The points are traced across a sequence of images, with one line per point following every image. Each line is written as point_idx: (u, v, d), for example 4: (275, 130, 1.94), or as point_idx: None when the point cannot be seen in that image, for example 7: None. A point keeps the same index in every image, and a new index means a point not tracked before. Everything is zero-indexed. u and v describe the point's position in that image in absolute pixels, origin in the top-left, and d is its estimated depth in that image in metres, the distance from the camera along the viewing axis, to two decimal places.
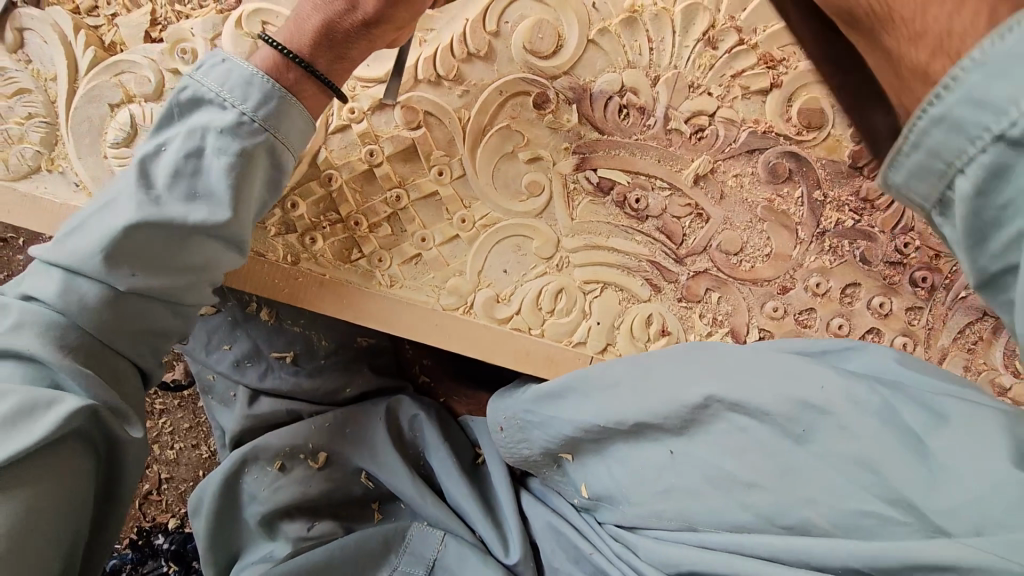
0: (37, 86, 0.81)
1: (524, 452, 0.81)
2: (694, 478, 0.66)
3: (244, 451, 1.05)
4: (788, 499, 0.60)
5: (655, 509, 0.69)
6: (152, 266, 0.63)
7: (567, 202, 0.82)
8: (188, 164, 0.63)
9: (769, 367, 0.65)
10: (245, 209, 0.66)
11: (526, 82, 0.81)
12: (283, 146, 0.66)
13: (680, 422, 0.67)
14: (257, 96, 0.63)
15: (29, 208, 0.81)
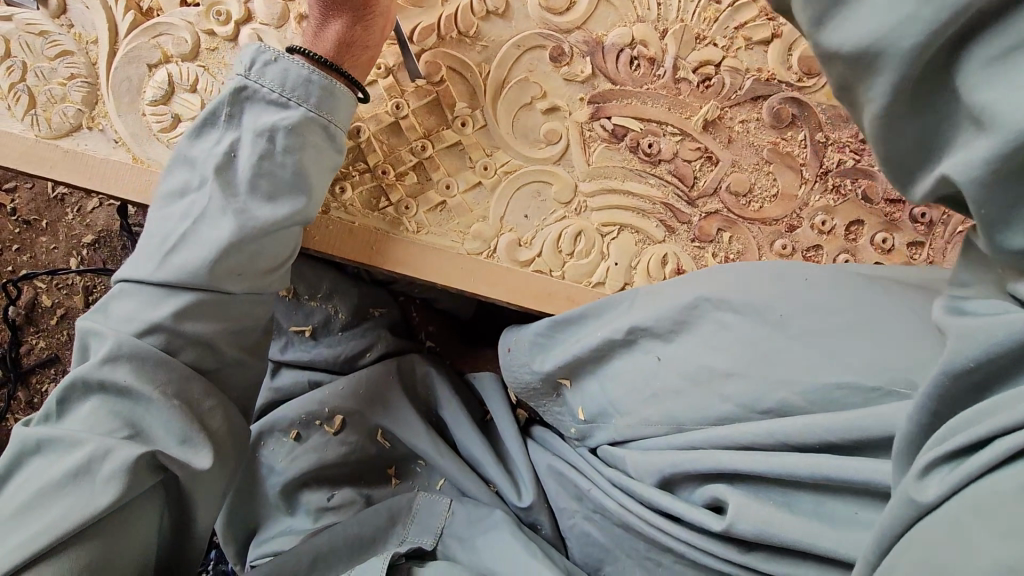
0: (78, 49, 0.85)
1: (524, 376, 0.85)
2: (676, 379, 0.71)
3: (259, 425, 1.07)
4: (766, 384, 0.65)
5: (644, 416, 0.74)
6: (249, 266, 0.68)
7: (584, 149, 0.87)
8: (265, 166, 0.68)
9: (758, 272, 0.72)
10: (318, 196, 0.73)
11: (542, 37, 0.86)
12: (340, 133, 0.74)
13: (670, 324, 0.73)
14: (317, 94, 0.71)
15: (71, 164, 0.85)
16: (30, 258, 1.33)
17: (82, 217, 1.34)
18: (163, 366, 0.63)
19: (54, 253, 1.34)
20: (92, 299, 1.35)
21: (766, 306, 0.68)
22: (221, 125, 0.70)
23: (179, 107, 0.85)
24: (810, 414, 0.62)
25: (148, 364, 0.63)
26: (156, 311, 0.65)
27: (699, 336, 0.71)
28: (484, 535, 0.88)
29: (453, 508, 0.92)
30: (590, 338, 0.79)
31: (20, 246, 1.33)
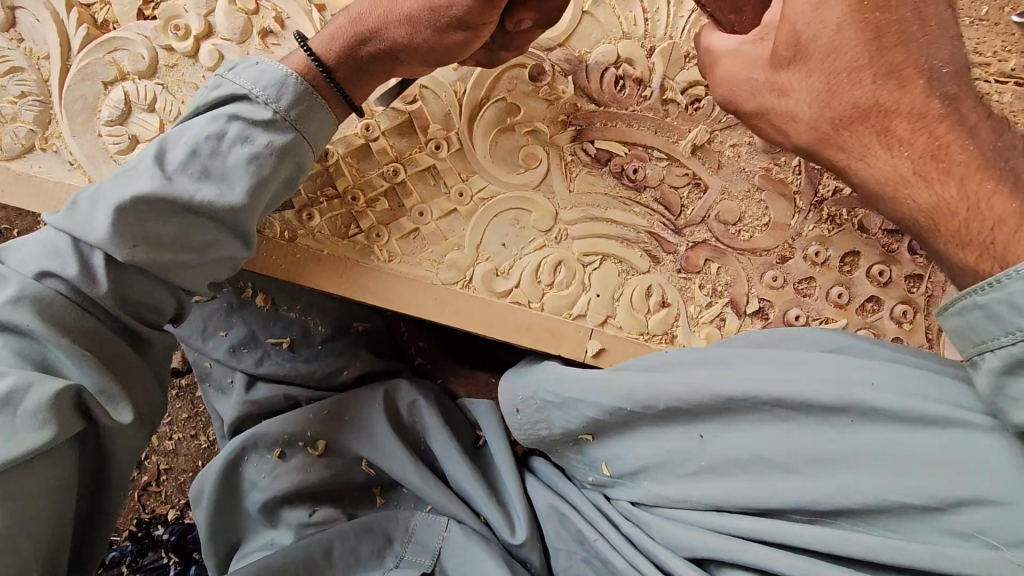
0: (29, 65, 0.80)
1: (541, 433, 0.82)
2: (724, 464, 0.68)
3: (243, 439, 1.02)
4: (830, 492, 0.63)
5: (677, 491, 0.71)
6: (155, 247, 0.62)
7: (565, 175, 0.82)
8: (208, 145, 0.65)
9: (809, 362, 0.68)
10: (256, 200, 0.66)
11: (521, 54, 0.80)
12: (304, 144, 0.69)
13: (712, 409, 0.68)
14: (291, 96, 0.67)
15: (24, 188, 0.80)
16: None
17: None
18: (77, 313, 0.61)
19: None
20: None
21: (837, 409, 0.64)
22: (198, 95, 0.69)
23: (137, 127, 0.80)
24: (862, 532, 0.62)
25: (64, 309, 0.60)
26: (59, 258, 0.61)
27: (743, 428, 0.68)
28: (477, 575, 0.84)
29: (448, 526, 0.92)
30: (614, 398, 0.73)
31: None
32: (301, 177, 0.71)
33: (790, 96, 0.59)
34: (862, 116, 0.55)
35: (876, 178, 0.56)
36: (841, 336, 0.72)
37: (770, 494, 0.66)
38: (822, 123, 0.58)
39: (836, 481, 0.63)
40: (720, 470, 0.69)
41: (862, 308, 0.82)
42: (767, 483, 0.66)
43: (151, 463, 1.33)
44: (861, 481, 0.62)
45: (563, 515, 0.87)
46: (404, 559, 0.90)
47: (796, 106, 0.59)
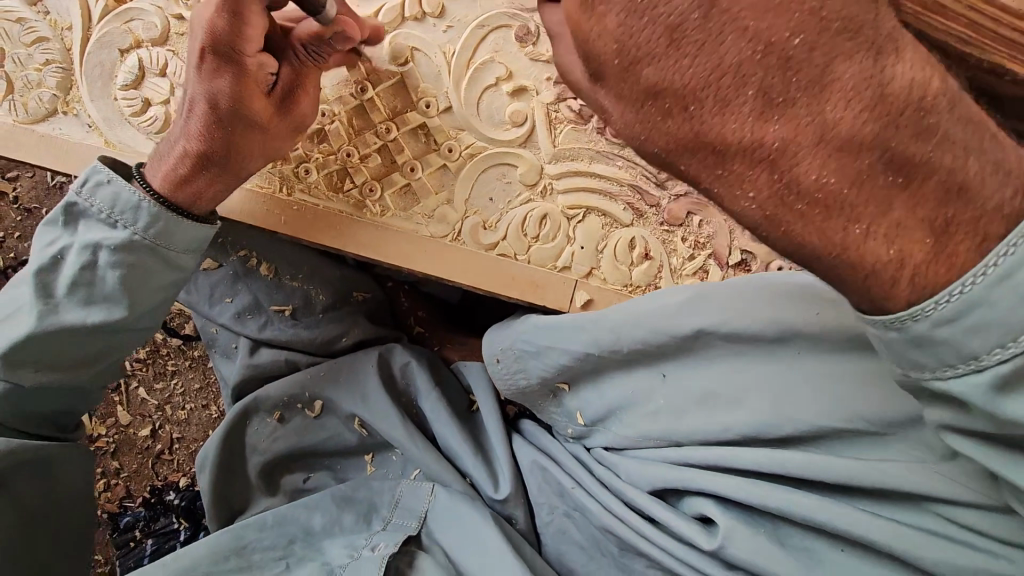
0: (54, 35, 0.87)
1: (519, 383, 0.81)
2: (683, 400, 0.70)
3: (245, 403, 1.08)
4: (775, 418, 0.64)
5: (644, 431, 0.72)
6: (57, 361, 0.73)
7: (550, 130, 0.85)
8: (84, 275, 0.72)
9: (756, 297, 0.66)
10: (144, 309, 0.75)
11: (507, 17, 0.84)
12: (178, 253, 0.74)
13: (671, 348, 0.69)
14: (145, 218, 0.71)
15: (47, 147, 0.87)
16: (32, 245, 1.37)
17: None
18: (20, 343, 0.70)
19: None
20: None
21: (784, 340, 0.65)
22: (50, 230, 0.73)
23: (150, 91, 0.87)
24: (824, 456, 0.62)
25: (17, 329, 0.70)
26: (27, 283, 0.72)
27: (703, 362, 0.69)
28: (460, 533, 0.86)
29: (435, 491, 0.92)
30: (585, 344, 0.73)
31: (23, 233, 1.37)
32: (187, 273, 0.77)
33: (727, 166, 0.42)
34: (824, 208, 0.41)
35: (793, 242, 0.43)
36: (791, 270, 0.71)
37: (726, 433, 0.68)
38: (779, 209, 0.42)
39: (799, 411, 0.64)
40: (673, 409, 0.71)
41: None
42: (717, 418, 0.67)
43: (165, 432, 1.39)
44: (810, 405, 0.63)
45: (545, 470, 0.91)
46: (390, 523, 0.91)
47: (741, 194, 0.43)
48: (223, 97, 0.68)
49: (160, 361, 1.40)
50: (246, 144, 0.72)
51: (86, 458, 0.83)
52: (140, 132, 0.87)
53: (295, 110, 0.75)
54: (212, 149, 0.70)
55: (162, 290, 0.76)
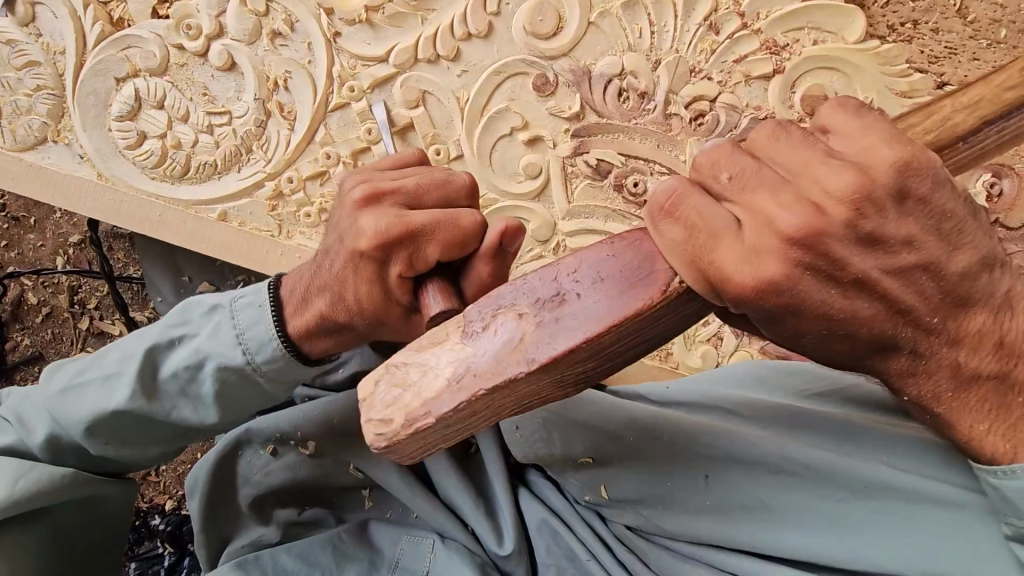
0: (46, 59, 0.82)
1: (539, 449, 0.69)
2: (730, 504, 0.58)
3: (236, 434, 1.03)
4: (830, 546, 0.53)
5: (680, 524, 0.61)
6: (124, 445, 0.61)
7: (565, 185, 0.82)
8: (146, 371, 0.58)
9: (799, 410, 0.61)
10: (225, 413, 0.60)
11: (525, 63, 0.80)
12: (277, 388, 0.59)
13: (711, 442, 0.60)
14: (270, 355, 0.56)
15: (36, 177, 0.84)
16: (17, 255, 1.33)
17: (68, 216, 1.32)
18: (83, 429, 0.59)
19: (42, 251, 1.32)
20: (76, 299, 1.33)
21: (837, 468, 0.55)
22: (201, 299, 0.62)
23: (146, 124, 0.83)
24: None
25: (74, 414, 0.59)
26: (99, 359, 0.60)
27: (749, 467, 0.58)
28: None
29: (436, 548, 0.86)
30: (617, 424, 0.65)
31: (9, 242, 1.32)
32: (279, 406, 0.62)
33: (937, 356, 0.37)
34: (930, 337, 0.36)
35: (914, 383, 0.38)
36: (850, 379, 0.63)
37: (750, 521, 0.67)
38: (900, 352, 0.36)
39: (847, 535, 0.53)
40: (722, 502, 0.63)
41: None
42: (766, 533, 0.56)
43: None
44: (864, 539, 0.52)
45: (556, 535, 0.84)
46: None
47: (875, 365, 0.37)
48: (403, 184, 0.53)
49: None
50: (360, 290, 0.52)
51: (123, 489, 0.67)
52: (136, 166, 0.84)
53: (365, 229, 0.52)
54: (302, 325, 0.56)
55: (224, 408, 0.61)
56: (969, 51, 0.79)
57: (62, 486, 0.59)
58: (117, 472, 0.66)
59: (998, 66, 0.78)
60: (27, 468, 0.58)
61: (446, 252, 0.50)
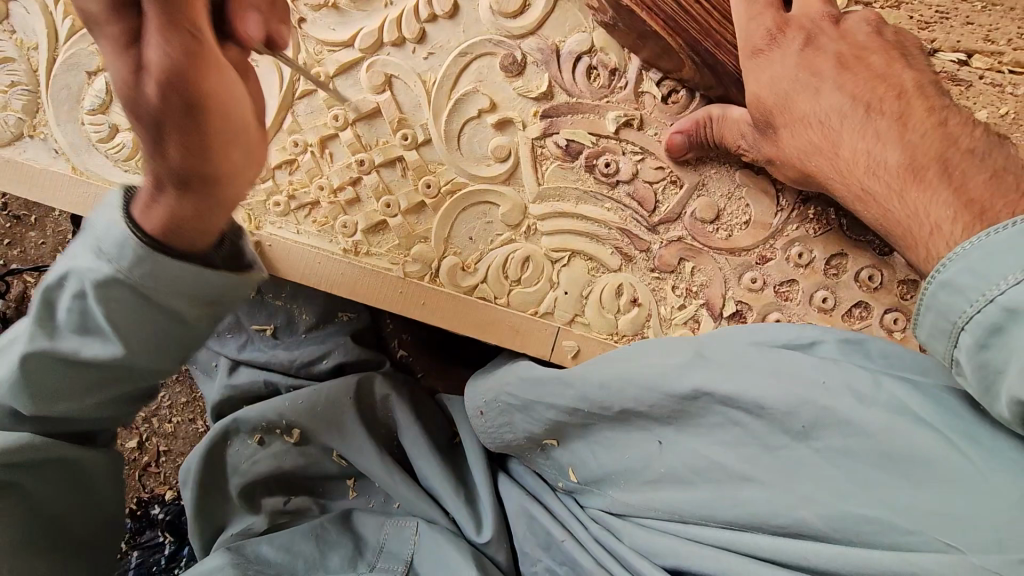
0: (20, 55, 0.83)
1: (507, 435, 0.86)
2: (683, 470, 0.70)
3: (225, 423, 1.05)
4: (784, 500, 0.62)
5: (648, 499, 0.73)
6: (54, 395, 0.62)
7: (534, 167, 0.80)
8: (46, 301, 0.60)
9: (758, 364, 0.66)
10: (137, 350, 0.60)
11: (492, 43, 0.79)
12: (171, 297, 0.57)
13: (669, 411, 0.70)
14: (133, 258, 0.54)
15: (13, 173, 0.84)
16: (19, 253, 1.36)
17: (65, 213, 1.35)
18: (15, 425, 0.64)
19: (43, 248, 1.37)
20: None
21: (790, 412, 0.62)
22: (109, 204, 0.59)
23: (119, 117, 0.83)
24: (836, 545, 0.58)
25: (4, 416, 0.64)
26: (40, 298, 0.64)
27: (704, 427, 0.68)
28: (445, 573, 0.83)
29: (419, 531, 0.90)
30: (572, 398, 0.76)
31: (11, 241, 1.36)
32: (190, 318, 0.60)
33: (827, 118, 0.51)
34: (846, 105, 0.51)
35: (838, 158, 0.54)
36: (814, 333, 0.68)
37: (731, 504, 0.65)
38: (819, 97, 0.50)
39: (796, 485, 0.61)
40: (678, 478, 0.70)
41: (849, 314, 0.77)
42: (727, 493, 0.66)
43: (152, 444, 1.38)
44: (814, 489, 0.60)
45: (532, 518, 0.87)
46: (375, 567, 0.87)
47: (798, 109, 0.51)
48: None
49: None
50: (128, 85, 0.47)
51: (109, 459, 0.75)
52: (108, 159, 0.84)
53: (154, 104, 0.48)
54: (137, 205, 0.55)
55: (139, 352, 0.60)
56: (962, 14, 0.76)
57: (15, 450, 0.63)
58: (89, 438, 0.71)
59: (993, 30, 0.76)
60: None
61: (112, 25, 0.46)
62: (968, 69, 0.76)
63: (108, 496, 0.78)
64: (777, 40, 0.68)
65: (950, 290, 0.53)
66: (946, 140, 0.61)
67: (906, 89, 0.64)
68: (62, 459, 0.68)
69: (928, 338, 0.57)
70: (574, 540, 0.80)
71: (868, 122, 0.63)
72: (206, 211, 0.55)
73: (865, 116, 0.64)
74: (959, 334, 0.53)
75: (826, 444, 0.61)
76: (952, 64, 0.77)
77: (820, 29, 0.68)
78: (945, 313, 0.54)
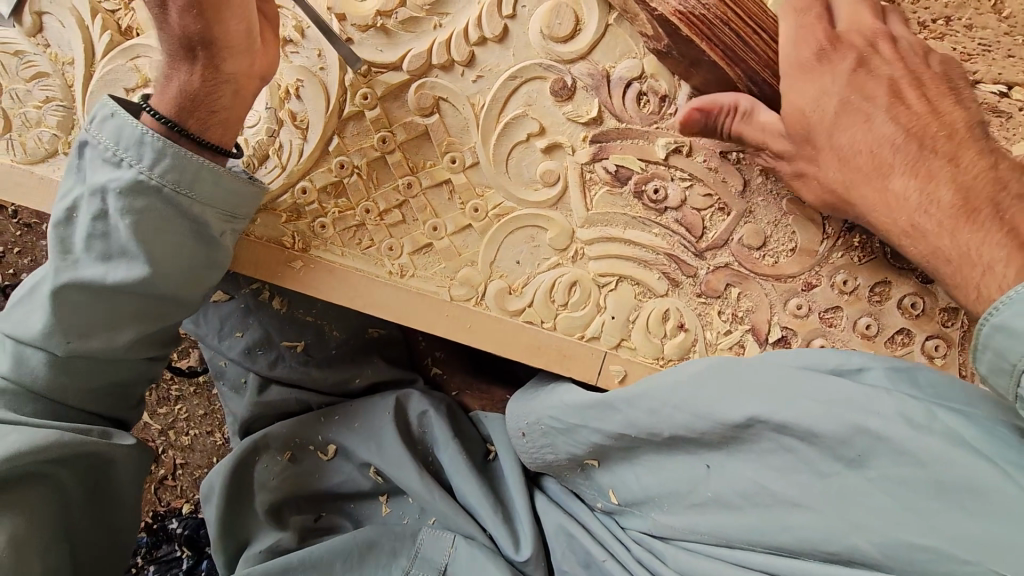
0: (55, 70, 0.81)
1: (547, 456, 0.87)
2: (730, 495, 0.69)
3: (254, 438, 1.05)
4: (838, 526, 0.61)
5: (690, 522, 0.73)
6: (83, 330, 0.67)
7: (583, 192, 0.80)
8: (64, 227, 0.66)
9: (811, 389, 0.64)
10: (161, 264, 0.66)
11: (542, 67, 0.78)
12: (200, 205, 0.66)
13: (720, 438, 0.69)
14: (149, 154, 0.63)
15: (47, 190, 0.82)
16: (31, 262, 1.33)
17: None
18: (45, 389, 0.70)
19: None
20: None
21: (844, 440, 0.61)
22: (66, 185, 0.68)
23: None
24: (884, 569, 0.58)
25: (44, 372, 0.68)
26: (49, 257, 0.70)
27: (756, 453, 0.67)
28: None
29: (455, 543, 0.91)
30: (617, 422, 0.76)
31: (22, 249, 1.33)
32: (208, 231, 0.68)
33: None
34: None
35: None
36: (863, 356, 0.67)
37: (780, 528, 0.65)
38: None
39: (849, 512, 0.61)
40: (722, 502, 0.70)
41: (891, 340, 0.78)
42: (777, 517, 0.65)
43: (168, 457, 1.35)
44: (867, 512, 0.60)
45: (572, 536, 0.87)
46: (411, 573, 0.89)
47: None
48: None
49: (163, 386, 1.36)
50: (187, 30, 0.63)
51: (140, 457, 0.76)
52: None
53: (207, 83, 0.65)
54: (158, 89, 0.67)
55: (182, 235, 0.67)
56: (1004, 47, 0.78)
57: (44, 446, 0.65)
58: (113, 435, 0.73)
59: None
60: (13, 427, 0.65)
61: (201, 26, 0.62)
62: (1009, 100, 0.78)
63: (122, 524, 0.77)
64: (830, 57, 0.68)
65: (1008, 334, 0.54)
66: (997, 183, 0.62)
67: (958, 129, 0.65)
68: (96, 456, 0.71)
69: (988, 374, 0.58)
70: (615, 562, 0.80)
71: (920, 159, 0.64)
72: (216, 100, 0.66)
73: (916, 156, 0.65)
74: (1020, 376, 0.54)
75: (880, 470, 0.60)
76: (994, 96, 0.78)
77: (875, 54, 0.68)
78: (1005, 354, 0.55)
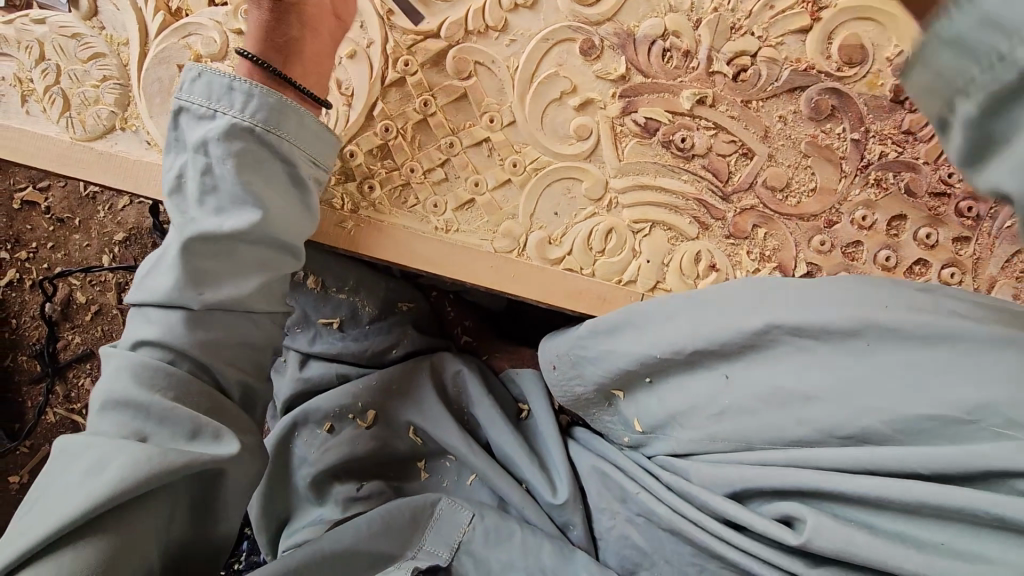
0: (111, 51, 0.86)
1: (577, 388, 0.88)
2: (750, 399, 0.73)
3: (295, 414, 1.06)
4: (847, 410, 0.67)
5: (710, 432, 0.76)
6: (210, 282, 0.67)
7: (614, 144, 0.85)
8: (180, 195, 0.69)
9: (827, 299, 0.71)
10: (269, 205, 0.69)
11: (571, 29, 0.84)
12: (291, 142, 0.71)
13: (738, 346, 0.74)
14: (243, 97, 0.68)
15: (106, 164, 0.86)
16: (64, 256, 1.36)
17: (113, 215, 1.37)
18: (162, 372, 0.64)
19: (88, 250, 1.37)
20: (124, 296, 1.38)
21: (850, 331, 0.68)
22: (166, 160, 0.72)
23: None
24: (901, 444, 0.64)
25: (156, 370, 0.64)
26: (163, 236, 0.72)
27: (776, 357, 0.72)
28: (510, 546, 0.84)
29: (475, 522, 0.86)
30: (651, 347, 0.79)
31: (56, 244, 1.36)
32: (301, 172, 0.72)
33: None
34: None
35: None
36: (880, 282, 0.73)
37: (795, 422, 0.69)
38: None
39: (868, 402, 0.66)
40: (744, 408, 0.73)
41: (910, 270, 0.84)
42: (792, 414, 0.70)
43: None
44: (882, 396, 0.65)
45: (604, 475, 0.88)
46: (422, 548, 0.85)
47: None
48: None
49: None
50: None
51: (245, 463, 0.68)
52: None
53: (303, 29, 0.72)
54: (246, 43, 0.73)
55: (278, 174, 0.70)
56: None
57: (143, 474, 0.58)
58: (217, 438, 0.65)
59: None
60: (104, 456, 0.59)
61: None
62: None
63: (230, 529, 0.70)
64: None
65: None
66: None
67: None
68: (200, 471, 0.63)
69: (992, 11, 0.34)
70: (648, 492, 0.80)
71: None
72: (310, 42, 0.73)
73: None
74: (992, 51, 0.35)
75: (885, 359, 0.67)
76: None
77: None
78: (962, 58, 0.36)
